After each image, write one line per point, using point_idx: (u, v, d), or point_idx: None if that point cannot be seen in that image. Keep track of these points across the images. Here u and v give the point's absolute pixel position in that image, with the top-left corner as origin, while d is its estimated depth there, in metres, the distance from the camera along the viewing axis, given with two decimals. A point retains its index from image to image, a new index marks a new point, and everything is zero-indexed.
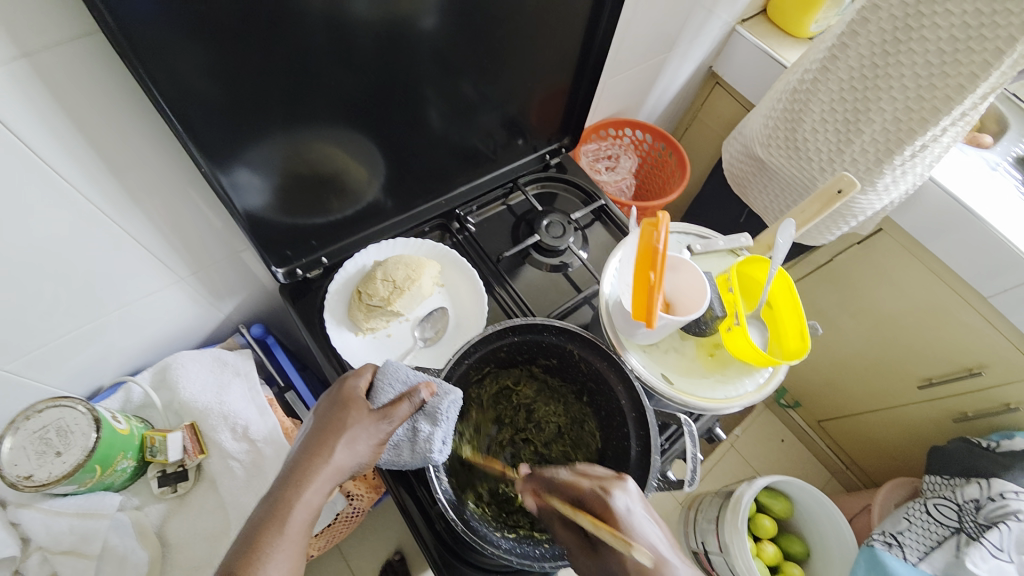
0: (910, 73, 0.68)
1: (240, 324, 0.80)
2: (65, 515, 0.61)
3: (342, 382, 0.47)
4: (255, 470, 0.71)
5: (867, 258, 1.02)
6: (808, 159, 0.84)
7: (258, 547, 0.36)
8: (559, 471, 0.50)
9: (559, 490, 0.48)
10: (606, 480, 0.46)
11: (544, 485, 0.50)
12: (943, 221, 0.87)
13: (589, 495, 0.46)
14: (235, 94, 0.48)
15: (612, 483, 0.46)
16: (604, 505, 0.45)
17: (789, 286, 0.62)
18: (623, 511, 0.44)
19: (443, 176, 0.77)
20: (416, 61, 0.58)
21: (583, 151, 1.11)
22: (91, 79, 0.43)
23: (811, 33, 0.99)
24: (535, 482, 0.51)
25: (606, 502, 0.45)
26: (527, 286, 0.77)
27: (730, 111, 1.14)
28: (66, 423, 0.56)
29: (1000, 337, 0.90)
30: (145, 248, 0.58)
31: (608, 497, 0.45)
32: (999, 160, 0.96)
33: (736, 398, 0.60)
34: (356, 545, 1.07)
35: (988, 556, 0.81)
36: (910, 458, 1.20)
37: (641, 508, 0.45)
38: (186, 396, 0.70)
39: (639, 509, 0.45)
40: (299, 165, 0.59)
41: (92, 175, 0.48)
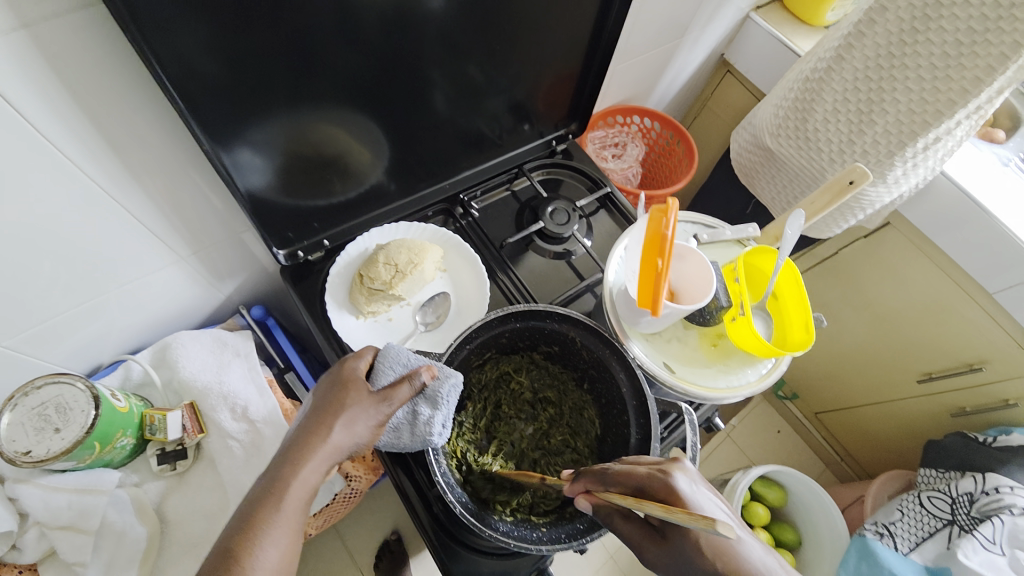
0: (926, 64, 0.67)
1: (240, 305, 0.80)
2: (63, 491, 0.60)
3: (342, 363, 0.47)
4: (254, 450, 0.72)
5: (873, 253, 1.01)
6: (818, 150, 0.83)
7: (255, 523, 0.36)
8: (612, 466, 0.47)
9: (616, 482, 0.44)
10: (663, 463, 0.44)
11: (599, 483, 0.46)
12: (952, 217, 0.85)
13: (648, 481, 0.43)
14: (239, 72, 0.47)
15: (670, 465, 0.43)
16: (668, 491, 0.41)
17: (795, 277, 0.61)
18: (693, 493, 0.41)
19: (448, 160, 0.76)
20: (422, 41, 0.56)
21: (589, 138, 1.09)
22: (91, 52, 0.41)
23: (826, 22, 0.96)
24: (587, 481, 0.48)
25: (668, 483, 0.42)
26: (530, 273, 0.77)
27: (740, 101, 1.12)
28: (65, 400, 0.56)
29: (1004, 335, 0.90)
30: (145, 227, 0.57)
31: (670, 479, 0.42)
32: (1011, 156, 0.94)
33: (738, 387, 0.59)
34: (353, 526, 1.08)
35: (979, 548, 0.81)
36: (907, 453, 1.20)
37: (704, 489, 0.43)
38: (186, 375, 0.70)
39: (701, 489, 0.43)
40: (302, 145, 0.58)
41: (92, 151, 0.47)
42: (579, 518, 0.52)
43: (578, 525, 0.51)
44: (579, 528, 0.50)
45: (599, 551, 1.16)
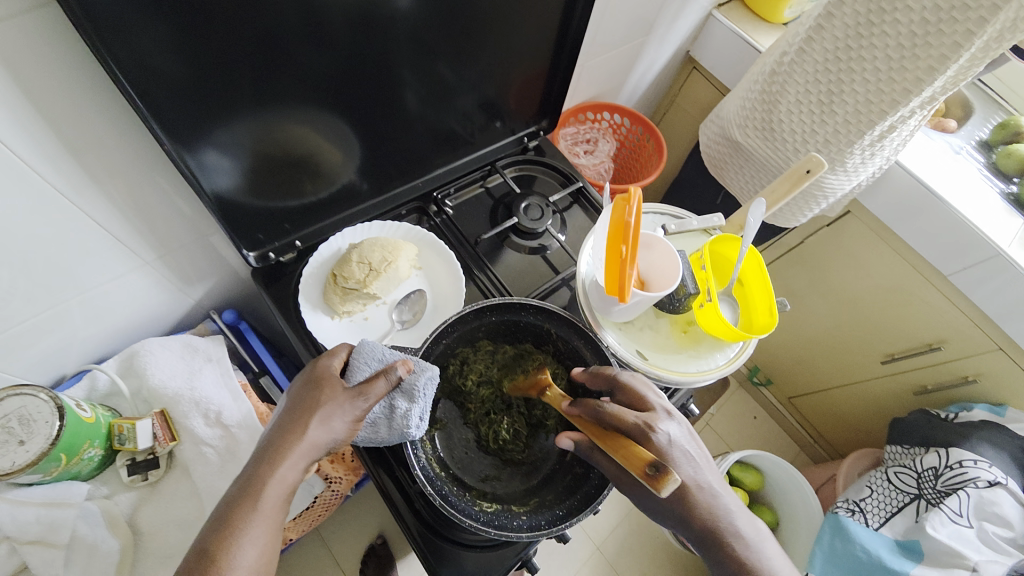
0: (882, 55, 0.70)
1: (211, 309, 0.79)
2: (30, 506, 0.58)
3: (315, 362, 0.47)
4: (230, 455, 0.70)
5: (836, 240, 1.05)
6: (783, 140, 0.86)
7: (232, 524, 0.36)
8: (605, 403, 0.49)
9: (606, 423, 0.48)
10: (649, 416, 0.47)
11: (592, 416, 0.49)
12: (907, 205, 0.90)
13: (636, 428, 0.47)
14: (201, 72, 0.46)
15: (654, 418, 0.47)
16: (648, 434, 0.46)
17: (759, 264, 0.63)
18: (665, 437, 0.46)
19: (420, 159, 0.76)
20: (392, 41, 0.56)
21: (561, 134, 1.11)
22: (43, 53, 0.40)
23: (785, 19, 1.00)
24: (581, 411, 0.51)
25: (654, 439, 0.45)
26: (506, 269, 0.77)
27: (707, 96, 1.15)
28: (28, 411, 0.54)
29: (959, 314, 0.94)
30: (108, 231, 0.56)
31: (652, 432, 0.46)
32: (963, 144, 0.99)
33: (708, 371, 0.61)
34: (336, 531, 1.07)
35: (948, 521, 0.85)
36: (873, 432, 1.25)
37: (682, 436, 0.47)
38: (156, 382, 0.68)
39: (681, 439, 0.47)
40: (269, 146, 0.57)
41: (46, 154, 0.46)
42: (558, 505, 0.53)
43: (559, 511, 0.52)
44: (559, 514, 0.52)
45: (583, 542, 1.18)
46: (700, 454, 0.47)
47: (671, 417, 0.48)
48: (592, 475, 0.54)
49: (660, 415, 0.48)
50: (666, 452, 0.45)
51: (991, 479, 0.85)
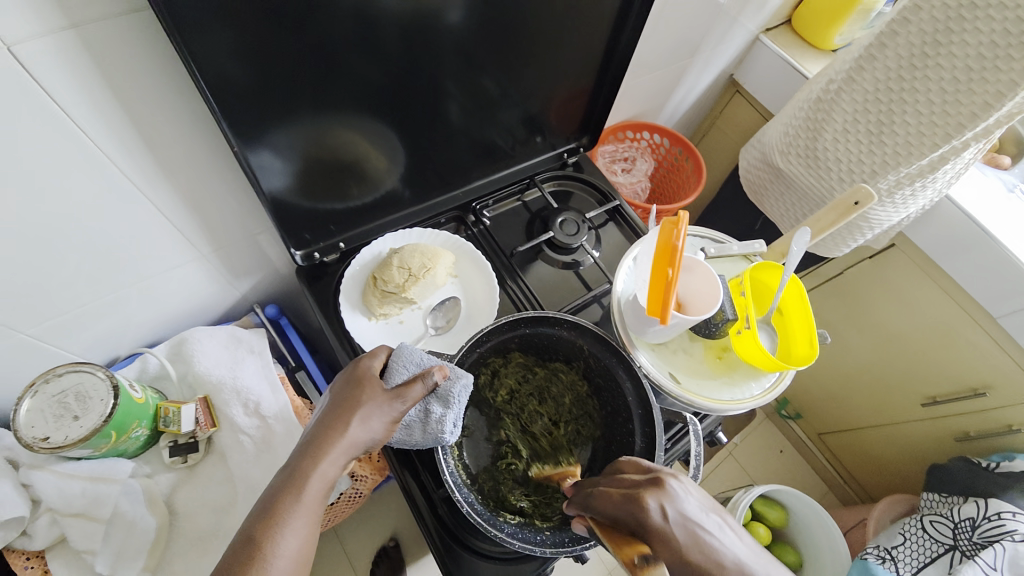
0: (936, 88, 0.68)
1: (255, 303, 0.82)
2: (77, 478, 0.62)
3: (357, 362, 0.48)
4: (264, 445, 0.73)
5: (878, 273, 1.02)
6: (827, 169, 0.84)
7: (275, 514, 0.38)
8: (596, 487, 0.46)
9: (600, 510, 0.44)
10: (641, 492, 0.42)
11: (585, 505, 0.46)
12: (957, 242, 0.87)
13: (625, 509, 0.42)
14: (266, 77, 0.49)
15: (648, 494, 0.42)
16: (639, 518, 0.41)
17: (801, 294, 0.62)
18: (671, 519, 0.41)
19: (461, 169, 0.78)
20: (441, 54, 0.59)
21: (599, 152, 1.12)
22: (129, 53, 0.43)
23: (834, 46, 0.98)
24: (578, 502, 0.47)
25: (647, 518, 0.41)
26: (539, 282, 0.78)
27: (748, 120, 1.15)
28: (85, 388, 0.58)
29: (1008, 360, 0.90)
30: (170, 223, 0.59)
31: (645, 508, 0.41)
32: (1018, 182, 0.96)
33: (742, 400, 0.60)
34: (353, 530, 1.08)
35: (980, 574, 0.80)
36: (909, 476, 1.19)
37: (689, 511, 0.42)
38: (201, 369, 0.72)
39: (686, 513, 0.41)
40: (322, 150, 0.60)
41: (125, 149, 0.49)
42: None
43: (583, 530, 0.52)
44: (583, 532, 0.51)
45: (596, 565, 1.16)
46: (708, 522, 0.41)
47: (668, 486, 0.43)
48: None
49: (654, 486, 0.43)
50: (668, 533, 0.40)
51: None
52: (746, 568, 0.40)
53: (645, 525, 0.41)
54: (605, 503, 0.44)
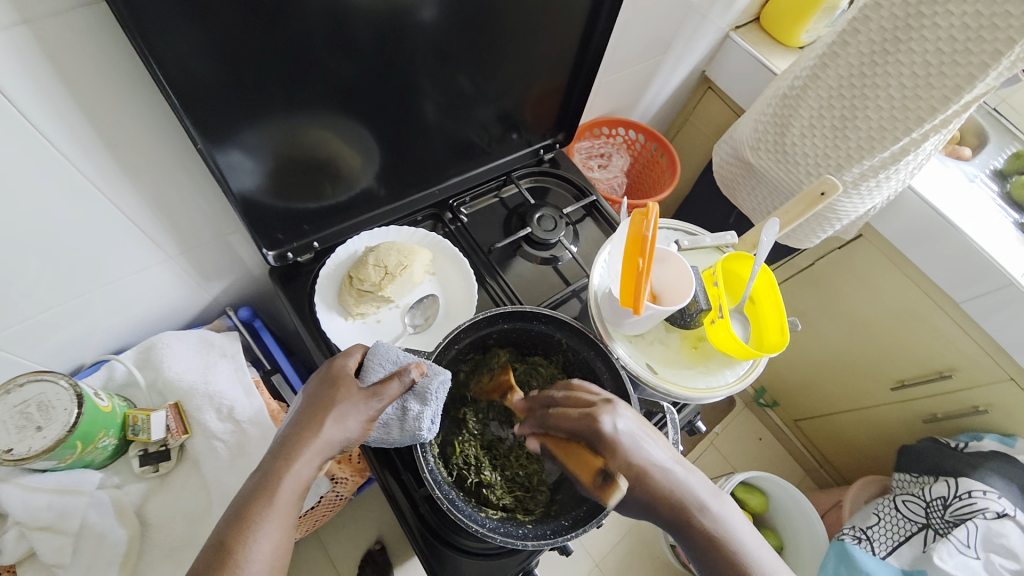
0: (896, 83, 0.70)
1: (228, 306, 0.80)
2: (42, 491, 0.60)
3: (331, 362, 0.48)
4: (240, 451, 0.71)
5: (846, 263, 1.05)
6: (795, 163, 0.87)
7: (249, 517, 0.37)
8: (556, 398, 0.53)
9: (557, 425, 0.50)
10: (596, 408, 0.48)
11: (541, 424, 0.53)
12: (922, 231, 0.90)
13: (580, 424, 0.48)
14: (233, 75, 0.48)
15: (601, 409, 0.48)
16: (593, 430, 0.47)
17: (771, 283, 0.64)
18: (619, 430, 0.47)
19: (437, 166, 0.78)
20: (415, 50, 0.58)
21: (576, 148, 1.12)
22: (86, 48, 0.42)
23: (802, 43, 1.01)
24: (535, 424, 0.54)
25: (597, 429, 0.47)
26: (517, 278, 0.78)
27: (721, 116, 1.17)
28: (48, 398, 0.56)
29: (972, 344, 0.94)
30: (135, 225, 0.57)
31: (597, 422, 0.47)
32: (977, 172, 1.00)
33: (718, 388, 0.61)
34: (336, 535, 1.07)
35: (955, 551, 0.84)
36: (881, 459, 1.24)
37: (632, 425, 0.48)
38: (171, 375, 0.70)
39: (631, 426, 0.48)
40: (294, 149, 0.59)
41: (85, 149, 0.47)
42: (564, 514, 0.53)
43: (563, 522, 0.52)
44: (563, 524, 0.52)
45: (582, 558, 1.17)
46: (648, 436, 0.48)
47: (618, 406, 0.48)
48: None
49: (607, 404, 0.49)
50: (615, 442, 0.46)
51: (1000, 510, 0.84)
52: (677, 475, 0.46)
53: (600, 437, 0.47)
54: (564, 420, 0.50)
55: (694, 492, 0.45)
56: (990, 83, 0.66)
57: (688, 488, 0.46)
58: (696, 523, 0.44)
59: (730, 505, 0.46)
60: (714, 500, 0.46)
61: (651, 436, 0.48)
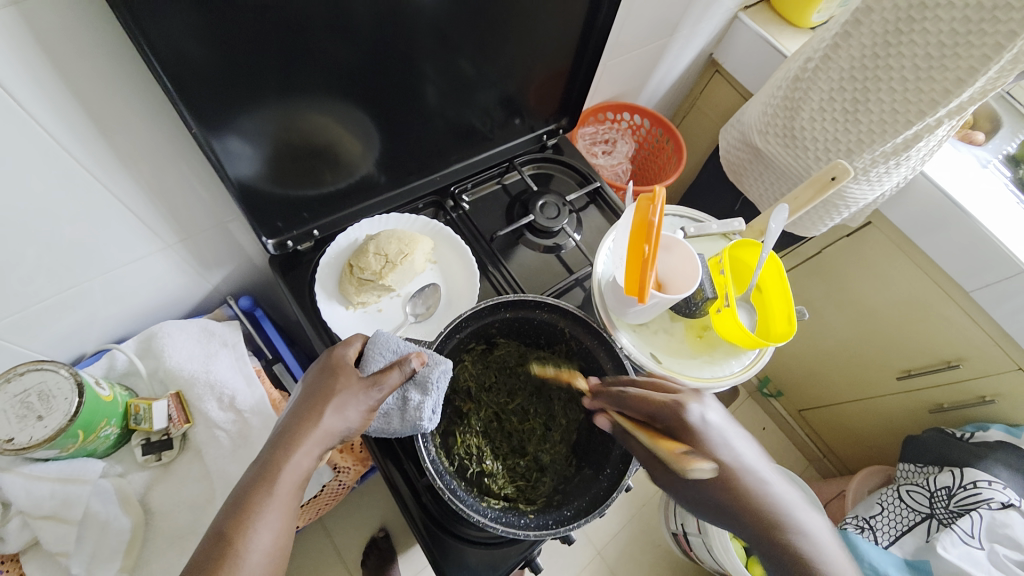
0: (910, 65, 0.68)
1: (228, 295, 0.79)
2: (44, 481, 0.59)
3: (330, 351, 0.47)
4: (242, 440, 0.71)
5: (855, 251, 1.04)
6: (805, 148, 0.85)
7: (249, 507, 0.37)
8: (630, 388, 0.52)
9: (634, 407, 0.50)
10: (684, 394, 0.48)
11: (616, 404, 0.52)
12: (934, 219, 0.88)
13: (664, 410, 0.48)
14: (228, 59, 0.46)
15: (690, 397, 0.48)
16: (680, 418, 0.47)
17: (778, 271, 0.62)
18: (705, 420, 0.46)
19: (438, 153, 0.76)
20: (414, 33, 0.56)
21: (580, 134, 1.10)
22: (76, 31, 0.40)
23: (812, 24, 0.98)
24: (608, 402, 0.53)
25: (683, 413, 0.47)
26: (520, 267, 0.77)
27: (729, 101, 1.14)
28: (48, 387, 0.55)
29: (981, 333, 0.92)
30: (133, 213, 0.57)
31: (683, 409, 0.47)
32: (990, 158, 0.97)
33: (723, 377, 0.61)
34: (340, 522, 1.08)
35: (959, 541, 0.83)
36: (885, 448, 1.23)
37: (720, 420, 0.47)
38: (172, 364, 0.70)
39: (718, 420, 0.47)
40: (293, 135, 0.58)
41: (78, 136, 0.46)
42: (566, 505, 0.53)
43: (566, 512, 0.52)
44: (566, 514, 0.52)
45: (585, 545, 1.17)
46: (734, 434, 0.46)
47: (706, 397, 0.48)
48: (603, 478, 0.53)
49: (694, 395, 0.49)
50: (699, 431, 0.46)
51: (1006, 500, 0.83)
52: (764, 480, 0.44)
53: (683, 423, 0.47)
54: (642, 402, 0.49)
55: (778, 496, 0.43)
56: (1003, 66, 0.64)
57: (781, 497, 0.43)
58: (788, 534, 0.40)
59: (820, 521, 0.43)
60: (804, 513, 0.42)
61: (740, 437, 0.47)
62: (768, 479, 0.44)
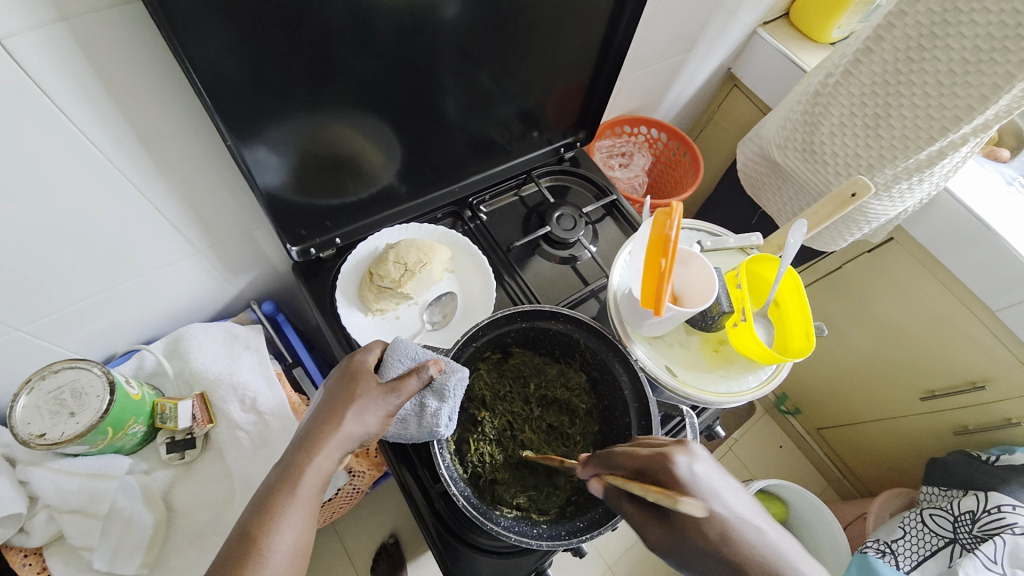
0: (932, 82, 0.68)
1: (252, 300, 0.82)
2: (74, 475, 0.62)
3: (351, 357, 0.48)
4: (261, 441, 0.73)
5: (876, 267, 1.02)
6: (824, 163, 0.84)
7: (271, 509, 0.38)
8: (619, 448, 0.47)
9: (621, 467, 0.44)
10: (669, 446, 0.43)
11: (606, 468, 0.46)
12: (958, 236, 0.86)
13: (649, 462, 0.43)
14: (260, 72, 0.49)
15: (677, 448, 0.43)
16: (666, 468, 0.41)
17: (797, 286, 0.62)
18: (695, 472, 0.41)
19: (458, 164, 0.78)
20: (437, 48, 0.58)
21: (597, 147, 1.11)
22: (121, 46, 0.43)
23: (832, 39, 0.98)
24: (597, 465, 0.47)
25: (669, 467, 0.41)
26: (536, 277, 0.78)
27: (747, 115, 1.14)
28: (81, 384, 0.58)
29: (1007, 353, 0.90)
30: (165, 218, 0.59)
31: (672, 461, 0.41)
32: (1016, 175, 0.95)
33: (739, 393, 0.60)
34: (352, 528, 1.09)
35: (981, 566, 0.79)
36: (909, 470, 1.19)
37: (712, 473, 0.41)
38: (198, 365, 0.72)
39: (710, 472, 0.41)
40: (318, 145, 0.60)
41: (119, 145, 0.49)
42: (579, 516, 0.53)
43: (578, 523, 0.52)
44: (579, 526, 0.51)
45: (596, 561, 1.16)
46: (731, 487, 0.41)
47: (695, 447, 0.43)
48: None
49: (680, 445, 0.44)
50: (690, 486, 0.40)
51: None
52: (760, 531, 0.39)
53: (672, 475, 0.41)
54: (631, 459, 0.44)
55: (782, 551, 0.38)
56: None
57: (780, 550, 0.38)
58: None
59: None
60: (814, 570, 0.37)
61: (735, 490, 0.41)
62: (769, 536, 0.39)
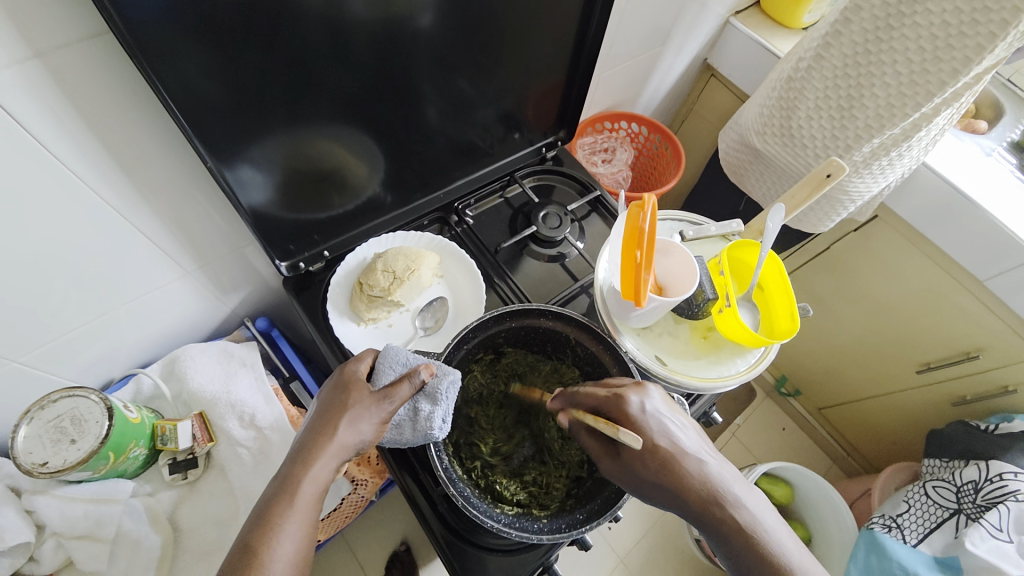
0: (903, 58, 0.69)
1: (246, 318, 0.83)
2: (78, 502, 0.62)
3: (343, 368, 0.49)
4: (263, 456, 0.73)
5: (863, 244, 1.03)
6: (803, 145, 0.85)
7: (270, 520, 0.39)
8: (582, 387, 0.54)
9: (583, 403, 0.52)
10: (625, 387, 0.50)
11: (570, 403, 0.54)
12: (940, 210, 0.87)
13: (607, 400, 0.50)
14: (237, 93, 0.49)
15: (632, 388, 0.50)
16: (622, 406, 0.49)
17: (778, 268, 0.63)
18: (645, 408, 0.48)
19: (441, 171, 0.79)
20: (414, 57, 0.59)
21: (579, 144, 1.12)
22: (97, 78, 0.44)
23: (804, 24, 0.99)
24: (564, 401, 0.55)
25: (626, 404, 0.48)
26: (526, 279, 0.79)
27: (726, 103, 1.15)
28: (80, 412, 0.58)
29: (999, 322, 0.91)
30: (153, 243, 0.60)
31: (626, 401, 0.49)
32: (994, 146, 0.97)
33: (728, 377, 0.61)
34: (362, 537, 1.09)
35: (986, 535, 0.81)
36: (911, 444, 1.20)
37: (661, 408, 0.49)
38: (196, 386, 0.72)
39: (658, 408, 0.49)
40: (300, 161, 0.60)
41: (102, 174, 0.50)
42: (578, 508, 0.53)
43: (578, 515, 0.52)
44: (579, 518, 0.52)
45: (607, 554, 1.17)
46: (677, 421, 0.49)
47: (649, 388, 0.50)
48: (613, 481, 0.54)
49: (635, 386, 0.51)
50: (640, 418, 0.48)
51: None
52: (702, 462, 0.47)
53: (625, 412, 0.48)
54: (592, 398, 0.52)
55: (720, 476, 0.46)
56: (999, 53, 0.64)
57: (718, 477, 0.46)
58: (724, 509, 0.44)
59: (763, 502, 0.45)
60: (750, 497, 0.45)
61: (682, 423, 0.49)
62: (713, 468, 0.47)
